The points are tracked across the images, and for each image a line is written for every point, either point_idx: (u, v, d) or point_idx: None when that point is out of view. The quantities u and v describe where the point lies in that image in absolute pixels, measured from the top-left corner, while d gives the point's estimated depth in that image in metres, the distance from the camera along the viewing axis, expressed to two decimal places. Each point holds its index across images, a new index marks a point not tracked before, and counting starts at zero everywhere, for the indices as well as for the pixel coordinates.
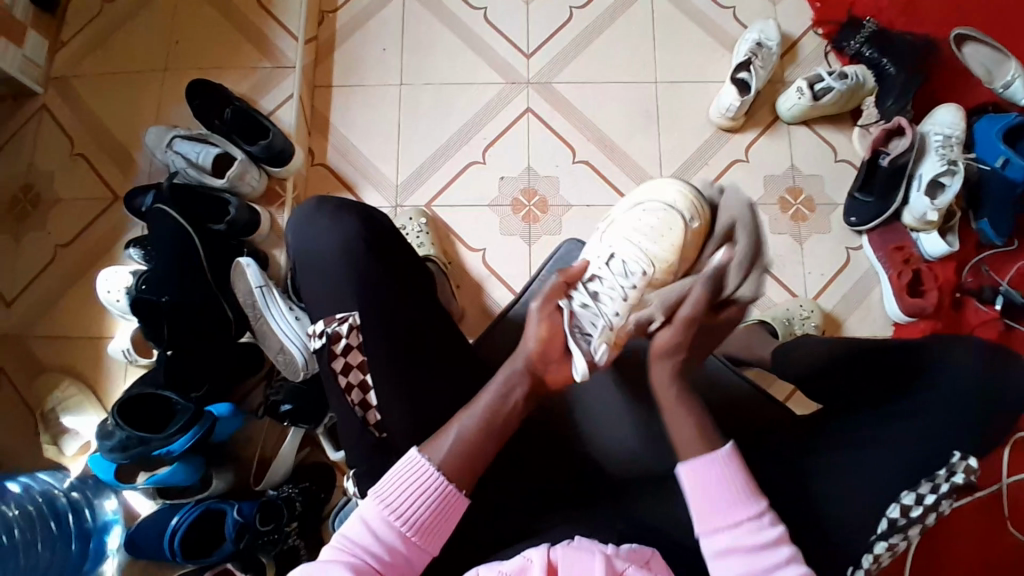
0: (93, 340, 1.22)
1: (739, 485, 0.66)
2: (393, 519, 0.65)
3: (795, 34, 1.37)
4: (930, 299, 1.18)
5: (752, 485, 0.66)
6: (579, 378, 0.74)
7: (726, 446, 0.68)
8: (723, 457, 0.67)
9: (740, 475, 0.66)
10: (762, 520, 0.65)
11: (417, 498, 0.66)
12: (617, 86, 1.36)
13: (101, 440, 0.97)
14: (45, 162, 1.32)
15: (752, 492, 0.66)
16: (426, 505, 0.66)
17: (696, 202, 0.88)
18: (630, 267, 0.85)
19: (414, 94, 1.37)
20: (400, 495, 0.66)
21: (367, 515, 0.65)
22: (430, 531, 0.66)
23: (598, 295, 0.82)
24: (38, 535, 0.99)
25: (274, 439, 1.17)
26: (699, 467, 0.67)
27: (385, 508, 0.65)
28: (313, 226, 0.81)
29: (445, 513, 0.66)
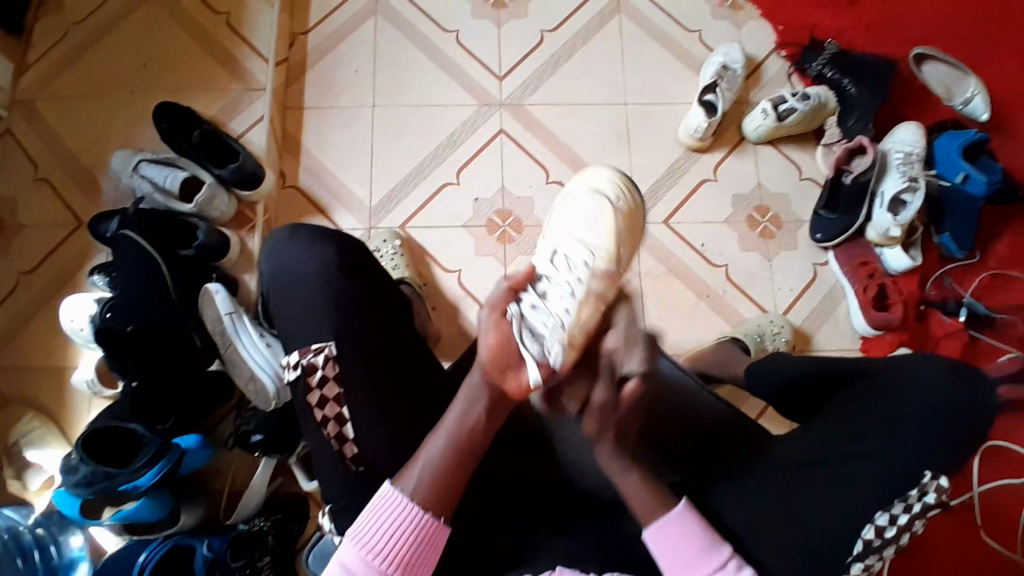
0: (58, 371, 1.18)
1: (699, 537, 0.67)
2: (372, 560, 0.64)
3: (759, 56, 1.41)
4: (896, 313, 1.21)
5: (711, 535, 0.68)
6: (536, 385, 0.66)
7: (679, 503, 0.69)
8: (678, 515, 0.68)
9: (696, 527, 0.68)
10: (728, 571, 0.66)
11: (394, 536, 0.65)
12: (589, 107, 1.38)
13: (66, 475, 0.94)
14: (6, 187, 1.28)
15: (714, 541, 0.67)
16: (404, 541, 0.65)
17: (626, 188, 0.86)
18: (574, 261, 0.76)
19: (387, 116, 1.37)
20: (378, 533, 0.65)
21: (345, 557, 0.65)
22: (410, 568, 0.65)
23: (546, 295, 0.72)
24: (5, 572, 0.96)
25: (246, 470, 1.15)
26: (661, 532, 0.67)
27: (364, 547, 0.65)
28: (286, 253, 0.81)
29: (424, 547, 0.66)
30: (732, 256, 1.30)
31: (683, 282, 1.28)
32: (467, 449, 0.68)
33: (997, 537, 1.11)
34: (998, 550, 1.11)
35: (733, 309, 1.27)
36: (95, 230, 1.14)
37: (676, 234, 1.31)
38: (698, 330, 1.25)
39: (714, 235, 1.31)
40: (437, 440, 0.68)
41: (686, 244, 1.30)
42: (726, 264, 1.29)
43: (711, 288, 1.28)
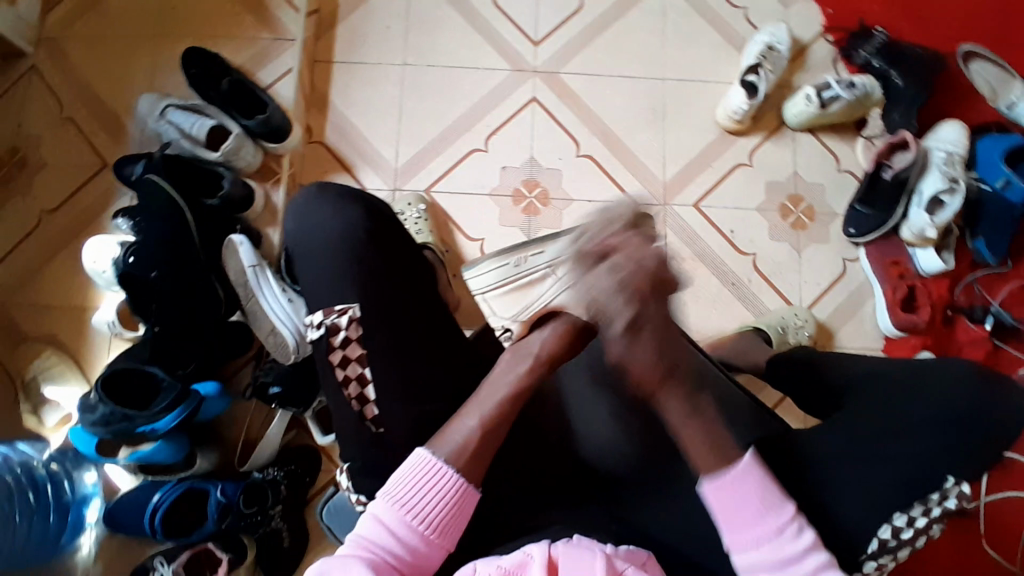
0: (77, 311, 1.19)
1: (760, 497, 0.66)
2: (408, 517, 0.65)
3: (805, 39, 1.35)
4: (923, 315, 1.19)
5: (775, 494, 0.66)
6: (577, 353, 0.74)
7: (746, 456, 0.67)
8: (745, 469, 0.66)
9: (760, 485, 0.66)
10: (785, 530, 0.65)
11: (430, 494, 0.66)
12: (625, 80, 1.34)
13: (84, 413, 0.95)
14: (32, 125, 1.27)
15: (774, 501, 0.66)
16: (441, 500, 0.66)
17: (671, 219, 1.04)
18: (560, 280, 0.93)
19: (417, 76, 1.33)
20: (414, 491, 0.66)
21: (380, 512, 0.66)
22: (447, 528, 0.66)
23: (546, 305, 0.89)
24: (16, 506, 0.94)
25: (260, 421, 1.15)
26: (724, 488, 0.66)
27: (399, 505, 0.66)
28: (317, 212, 0.80)
29: (458, 509, 0.67)
30: (760, 244, 1.27)
31: (708, 267, 1.26)
32: (493, 416, 0.69)
33: (1000, 547, 1.11)
34: (1000, 559, 1.11)
35: (756, 298, 1.25)
36: (119, 173, 1.13)
37: (705, 218, 1.28)
38: (720, 317, 1.24)
39: (744, 222, 1.28)
40: (466, 416, 0.69)
41: (714, 229, 1.28)
42: (753, 252, 1.27)
43: (737, 276, 1.26)
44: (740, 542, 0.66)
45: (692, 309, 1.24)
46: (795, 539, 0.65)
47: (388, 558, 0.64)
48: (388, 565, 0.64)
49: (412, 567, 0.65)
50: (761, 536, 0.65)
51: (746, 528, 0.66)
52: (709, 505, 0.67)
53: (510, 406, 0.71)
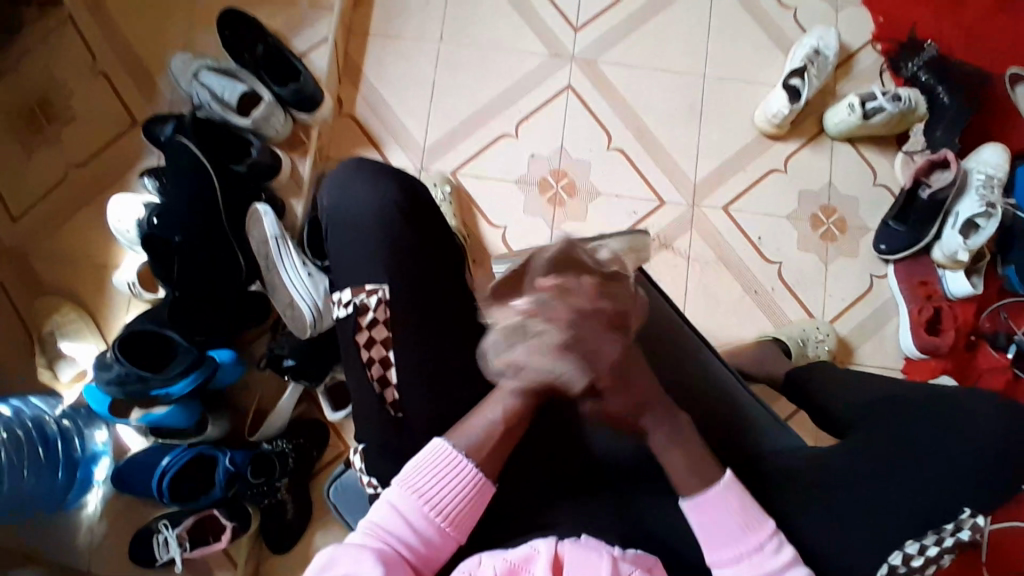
0: (99, 268, 1.19)
1: (738, 516, 0.66)
2: (426, 510, 0.65)
3: (853, 46, 1.31)
4: (946, 339, 1.17)
5: (754, 516, 0.66)
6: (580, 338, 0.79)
7: (727, 476, 0.67)
8: (722, 489, 0.66)
9: (739, 504, 0.66)
10: (763, 551, 0.64)
11: (449, 489, 0.66)
12: (663, 75, 1.31)
13: (100, 371, 0.96)
14: (64, 77, 1.26)
15: (754, 521, 0.66)
16: (460, 495, 0.66)
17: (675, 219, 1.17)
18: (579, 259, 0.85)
19: (453, 54, 1.31)
20: (433, 483, 0.66)
21: (397, 501, 0.66)
22: (461, 522, 0.66)
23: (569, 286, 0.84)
24: (25, 460, 0.97)
25: (273, 393, 1.16)
26: (704, 506, 0.66)
27: (418, 497, 0.65)
28: (351, 186, 0.79)
29: (476, 503, 0.67)
30: (788, 253, 1.25)
31: (732, 272, 1.24)
32: (515, 408, 0.69)
33: None
34: None
35: (778, 308, 1.23)
36: (149, 132, 1.12)
37: (734, 222, 1.26)
38: (739, 325, 1.22)
39: (772, 229, 1.26)
40: (489, 409, 0.69)
41: (742, 234, 1.26)
42: (779, 261, 1.25)
43: (760, 283, 1.24)
44: (719, 561, 0.65)
45: (712, 314, 1.23)
46: (772, 561, 0.64)
47: (402, 550, 0.64)
48: (401, 556, 0.63)
49: (423, 559, 0.65)
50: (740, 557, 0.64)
51: (724, 548, 0.65)
52: (690, 520, 0.67)
53: (533, 398, 0.70)
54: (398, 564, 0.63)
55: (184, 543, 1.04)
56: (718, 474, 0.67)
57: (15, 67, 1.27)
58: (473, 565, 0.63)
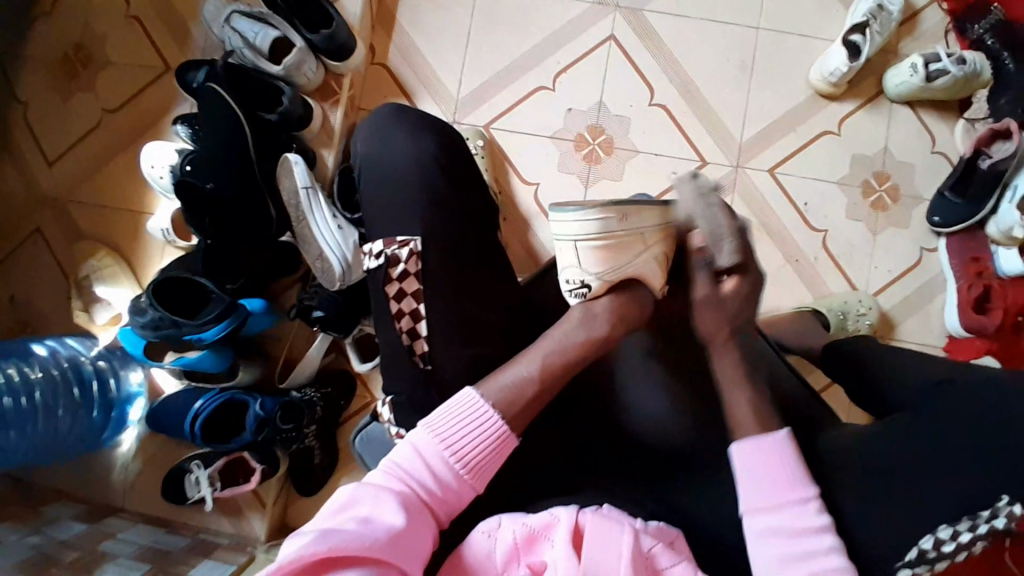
0: (134, 214, 1.20)
1: (793, 468, 0.65)
2: (447, 455, 0.65)
3: (920, 1, 1.22)
4: (994, 319, 1.11)
5: (803, 473, 0.65)
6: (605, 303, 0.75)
7: (784, 429, 0.66)
8: (779, 439, 0.65)
9: (794, 459, 0.65)
10: (807, 505, 0.63)
11: (472, 437, 0.65)
12: (711, 28, 1.23)
13: (135, 315, 0.98)
14: (96, 18, 1.25)
15: (803, 478, 0.64)
16: (482, 444, 0.66)
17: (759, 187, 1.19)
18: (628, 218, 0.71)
19: (490, 2, 1.25)
20: (457, 429, 0.66)
21: (419, 443, 0.65)
22: (480, 472, 0.66)
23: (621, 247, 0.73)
24: (60, 399, 1.01)
25: (303, 339, 1.18)
26: (753, 447, 0.66)
27: (440, 442, 0.65)
28: (391, 134, 0.80)
29: (497, 453, 0.66)
30: (834, 221, 1.20)
31: (773, 241, 1.19)
32: (552, 365, 0.69)
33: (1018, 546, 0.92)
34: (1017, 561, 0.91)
35: (820, 279, 1.18)
36: (181, 78, 1.11)
37: (779, 186, 1.20)
38: (777, 295, 1.18)
39: (820, 196, 1.20)
40: (522, 364, 0.68)
41: (787, 200, 1.20)
42: (825, 230, 1.20)
43: (802, 253, 1.19)
44: (754, 510, 0.64)
45: None
46: (815, 518, 0.63)
47: (420, 492, 0.64)
48: (420, 499, 0.63)
49: (441, 504, 0.65)
50: (778, 507, 0.63)
51: (762, 496, 0.64)
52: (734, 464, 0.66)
53: (564, 363, 0.69)
54: (417, 506, 0.63)
55: (215, 484, 1.07)
56: (774, 428, 0.67)
57: (52, 12, 1.25)
58: (493, 527, 0.63)
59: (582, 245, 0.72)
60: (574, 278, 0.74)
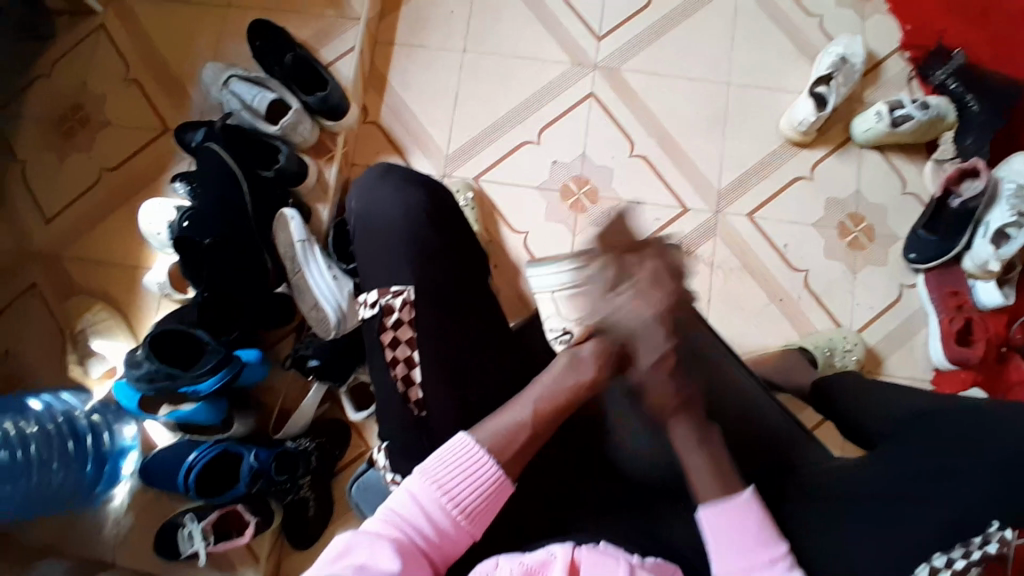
0: (130, 269, 1.22)
1: (758, 531, 0.64)
2: (444, 501, 0.65)
3: (880, 54, 1.30)
4: (977, 350, 1.13)
5: (771, 532, 0.65)
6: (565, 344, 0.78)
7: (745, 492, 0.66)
8: (745, 501, 0.65)
9: (758, 523, 0.64)
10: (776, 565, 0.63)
11: (468, 482, 0.66)
12: (685, 82, 1.30)
13: (130, 368, 0.99)
14: (100, 84, 1.31)
15: (770, 536, 0.64)
16: (477, 489, 0.66)
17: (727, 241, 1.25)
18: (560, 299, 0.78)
19: (476, 63, 1.33)
20: (452, 474, 0.66)
21: (415, 488, 0.66)
22: (477, 516, 0.66)
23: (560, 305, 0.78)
24: (54, 455, 1.01)
25: (297, 389, 1.18)
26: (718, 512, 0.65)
27: (437, 488, 0.65)
28: (383, 189, 0.84)
29: (493, 498, 0.67)
30: (814, 261, 1.24)
31: (755, 281, 1.23)
32: (546, 409, 0.70)
33: None
34: None
35: (804, 317, 1.21)
36: (181, 138, 1.16)
37: (758, 229, 1.25)
38: (763, 332, 1.21)
39: (798, 237, 1.24)
40: (518, 408, 0.69)
41: (766, 241, 1.24)
42: (806, 269, 1.23)
43: (785, 291, 1.23)
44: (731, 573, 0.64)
45: (736, 321, 1.21)
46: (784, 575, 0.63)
47: (416, 538, 0.64)
48: (415, 546, 0.64)
49: (437, 550, 0.65)
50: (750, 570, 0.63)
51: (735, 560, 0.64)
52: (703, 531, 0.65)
53: (561, 410, 0.71)
54: (413, 553, 0.63)
55: (208, 537, 1.05)
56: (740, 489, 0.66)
57: (53, 73, 1.31)
58: (490, 568, 0.63)
59: (560, 295, 0.78)
60: (557, 325, 0.79)
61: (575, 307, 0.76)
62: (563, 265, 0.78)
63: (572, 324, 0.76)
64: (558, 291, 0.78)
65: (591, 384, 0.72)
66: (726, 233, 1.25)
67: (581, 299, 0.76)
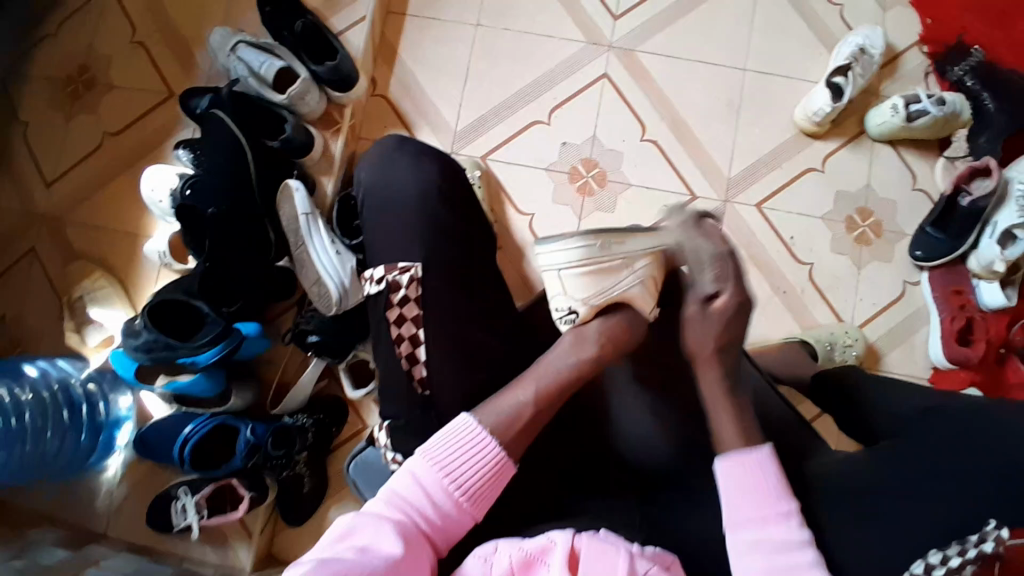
0: (130, 237, 1.21)
1: (775, 485, 0.65)
2: (446, 484, 0.65)
3: (899, 45, 1.28)
4: (977, 351, 1.14)
5: (784, 490, 0.65)
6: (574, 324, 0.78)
7: (767, 446, 0.68)
8: (757, 460, 0.66)
9: (770, 479, 0.66)
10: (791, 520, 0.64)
11: (471, 465, 0.66)
12: (700, 67, 1.28)
13: (129, 337, 0.98)
14: (103, 45, 1.27)
15: (783, 494, 0.65)
16: (480, 471, 0.66)
17: (734, 230, 1.24)
18: (569, 278, 0.78)
19: (488, 38, 1.30)
20: (455, 457, 0.66)
21: (418, 471, 0.66)
22: (479, 499, 0.66)
23: (567, 282, 0.78)
24: (50, 423, 1.00)
25: (296, 364, 1.17)
26: (734, 461, 0.67)
27: (440, 472, 0.65)
28: (393, 164, 0.82)
29: (496, 479, 0.67)
30: (820, 254, 1.23)
31: (761, 272, 1.23)
32: (547, 390, 0.69)
33: None
34: None
35: (807, 310, 1.21)
36: (185, 104, 1.13)
37: (766, 220, 1.24)
38: (766, 325, 1.21)
39: (806, 230, 1.24)
40: (518, 390, 0.69)
41: (773, 233, 1.24)
42: (811, 263, 1.23)
43: (789, 284, 1.22)
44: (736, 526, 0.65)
45: None
46: (796, 533, 0.63)
47: (419, 521, 0.64)
48: (417, 527, 0.64)
49: (439, 532, 0.65)
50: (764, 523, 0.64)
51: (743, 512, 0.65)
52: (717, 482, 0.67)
53: (569, 385, 0.71)
54: (415, 536, 0.63)
55: (202, 511, 1.05)
56: (757, 445, 0.68)
57: (54, 32, 1.28)
58: (490, 552, 0.64)
59: (567, 272, 0.78)
60: (562, 305, 0.78)
61: (584, 284, 0.77)
62: (570, 241, 0.78)
63: (579, 302, 0.77)
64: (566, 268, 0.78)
65: (593, 360, 0.72)
66: (732, 224, 1.24)
67: (589, 275, 0.77)
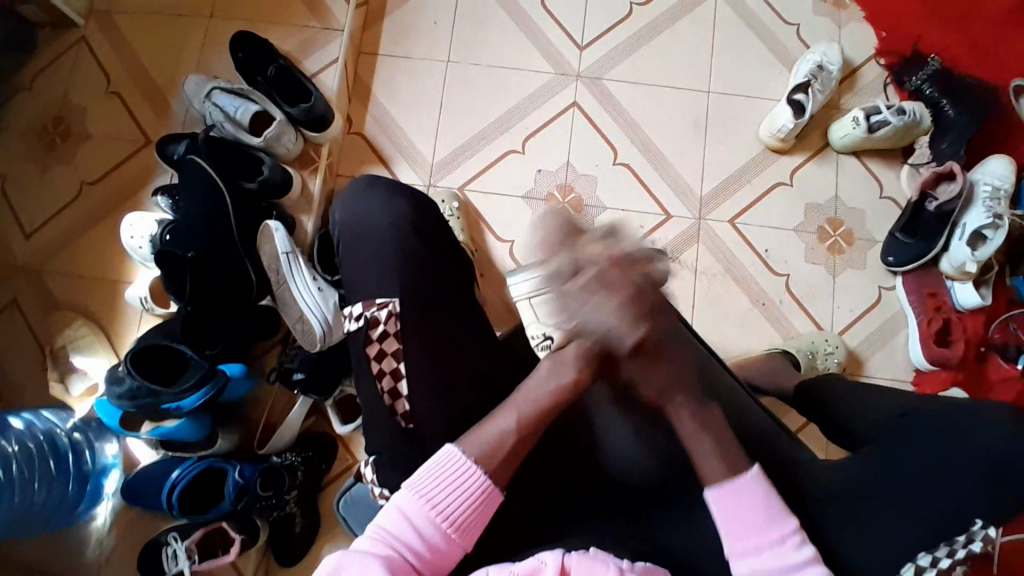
0: (111, 284, 1.21)
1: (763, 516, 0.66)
2: (434, 516, 0.65)
3: (856, 61, 1.33)
4: (956, 350, 1.17)
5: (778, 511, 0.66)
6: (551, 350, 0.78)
7: (750, 471, 0.68)
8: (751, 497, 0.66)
9: (762, 504, 0.66)
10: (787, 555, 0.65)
11: (458, 496, 0.66)
12: (667, 90, 1.32)
13: (112, 384, 0.98)
14: (80, 96, 1.29)
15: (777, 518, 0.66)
16: (467, 501, 0.66)
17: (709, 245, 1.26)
18: (536, 307, 0.85)
19: (460, 72, 1.33)
20: (441, 489, 0.66)
21: (405, 505, 0.66)
22: (467, 529, 0.66)
23: (536, 313, 0.85)
24: (37, 473, 0.99)
25: (282, 405, 1.18)
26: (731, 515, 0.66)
27: (427, 504, 0.65)
28: (366, 201, 0.84)
29: (483, 509, 0.67)
30: (794, 265, 1.25)
31: (738, 285, 1.25)
32: (529, 416, 0.70)
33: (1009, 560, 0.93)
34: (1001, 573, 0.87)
35: (786, 320, 1.23)
36: (162, 150, 1.15)
37: (740, 235, 1.27)
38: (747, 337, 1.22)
39: (779, 242, 1.26)
40: (501, 418, 0.69)
41: (748, 247, 1.26)
42: (787, 274, 1.25)
43: (767, 295, 1.24)
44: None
45: (720, 326, 1.23)
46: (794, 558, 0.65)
47: (407, 554, 0.64)
48: (406, 561, 0.64)
49: (429, 565, 0.65)
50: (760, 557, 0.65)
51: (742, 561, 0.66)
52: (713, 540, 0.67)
53: (550, 413, 0.71)
54: (405, 570, 0.63)
55: (193, 555, 1.01)
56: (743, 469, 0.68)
57: (29, 86, 1.30)
58: None
59: (534, 301, 0.86)
60: (538, 333, 0.85)
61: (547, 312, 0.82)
62: (528, 273, 0.88)
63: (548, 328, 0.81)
64: (530, 298, 0.86)
65: (573, 384, 0.71)
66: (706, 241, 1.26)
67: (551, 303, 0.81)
